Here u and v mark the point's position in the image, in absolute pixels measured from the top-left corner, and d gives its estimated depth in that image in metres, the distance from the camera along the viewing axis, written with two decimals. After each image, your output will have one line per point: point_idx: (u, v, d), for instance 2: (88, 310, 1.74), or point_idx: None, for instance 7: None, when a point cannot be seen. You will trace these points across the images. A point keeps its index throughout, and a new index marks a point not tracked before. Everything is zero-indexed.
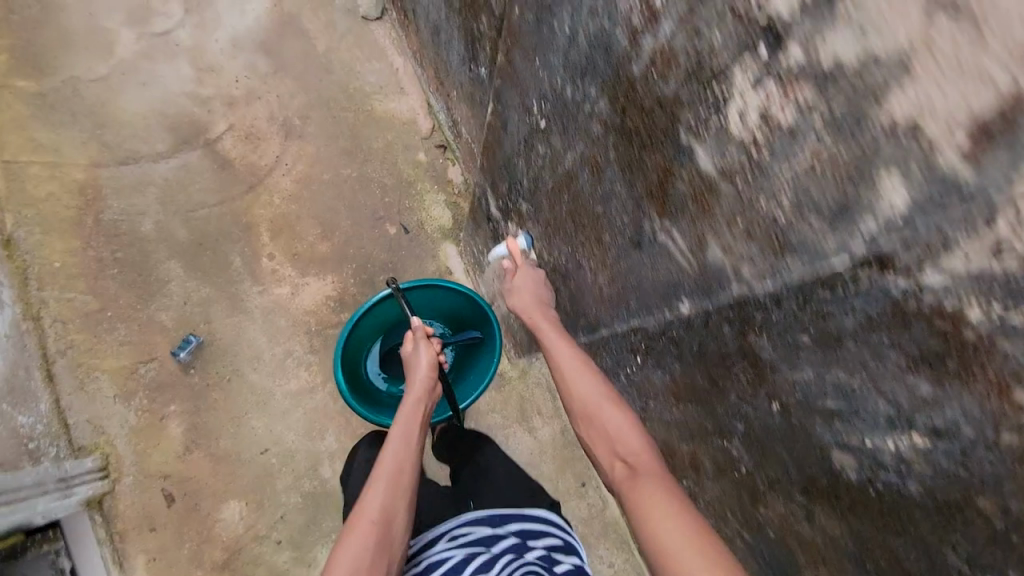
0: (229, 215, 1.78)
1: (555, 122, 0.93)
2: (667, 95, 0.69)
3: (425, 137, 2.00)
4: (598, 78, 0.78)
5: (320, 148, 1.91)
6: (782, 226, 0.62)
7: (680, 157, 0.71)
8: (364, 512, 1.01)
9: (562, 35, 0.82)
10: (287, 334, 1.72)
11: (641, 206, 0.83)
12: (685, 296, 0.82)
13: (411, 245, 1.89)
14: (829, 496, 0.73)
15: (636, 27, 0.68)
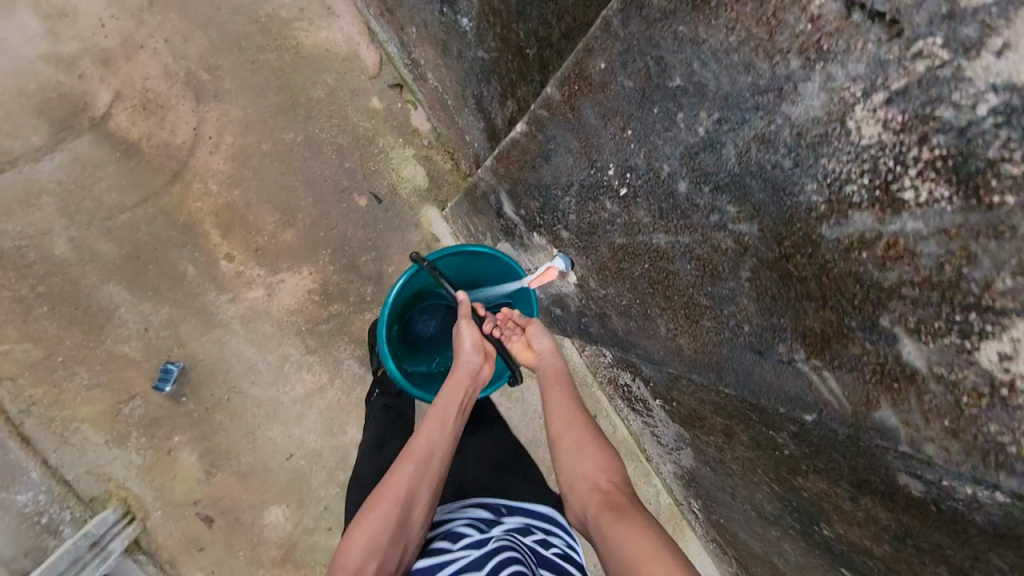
0: (159, 215, 1.49)
1: (647, 200, 0.94)
2: (877, 280, 0.69)
3: (374, 76, 1.64)
4: (752, 204, 0.79)
5: (248, 108, 1.55)
6: (1011, 454, 0.61)
7: (871, 334, 0.71)
8: (388, 491, 0.87)
9: (693, 131, 0.84)
10: (275, 339, 1.56)
11: (775, 328, 0.82)
12: (819, 412, 0.80)
13: (388, 216, 1.65)
14: (884, 497, 0.78)
15: (828, 185, 0.70)
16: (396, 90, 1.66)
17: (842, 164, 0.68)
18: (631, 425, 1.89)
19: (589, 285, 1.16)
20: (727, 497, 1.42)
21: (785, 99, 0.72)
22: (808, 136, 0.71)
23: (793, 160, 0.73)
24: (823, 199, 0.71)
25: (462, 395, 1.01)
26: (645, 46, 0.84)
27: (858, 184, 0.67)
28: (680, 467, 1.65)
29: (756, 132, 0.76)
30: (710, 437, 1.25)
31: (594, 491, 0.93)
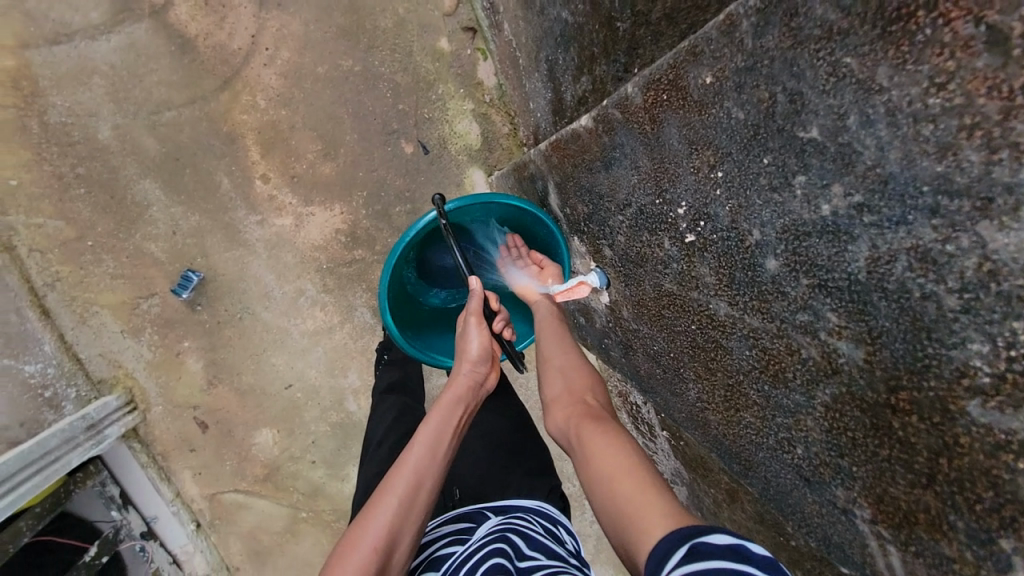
0: (203, 120, 1.46)
1: (721, 263, 0.78)
2: (1019, 496, 0.51)
3: (449, 14, 1.51)
4: (870, 332, 0.61)
5: (310, 24, 1.45)
6: None
7: (981, 552, 0.56)
8: (367, 534, 0.73)
9: (812, 206, 0.63)
10: (295, 270, 1.53)
11: (835, 466, 0.70)
12: (847, 562, 0.75)
13: (431, 170, 1.55)
14: None
15: (1002, 353, 0.50)
16: (468, 33, 1.52)
17: None
18: None
19: (620, 312, 1.09)
20: None
21: (995, 220, 0.48)
22: (1002, 284, 0.48)
23: (963, 303, 0.52)
24: (989, 369, 0.51)
25: (460, 412, 0.91)
26: (783, 70, 0.62)
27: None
28: None
29: (914, 242, 0.54)
30: (711, 489, 1.15)
31: (578, 405, 0.88)
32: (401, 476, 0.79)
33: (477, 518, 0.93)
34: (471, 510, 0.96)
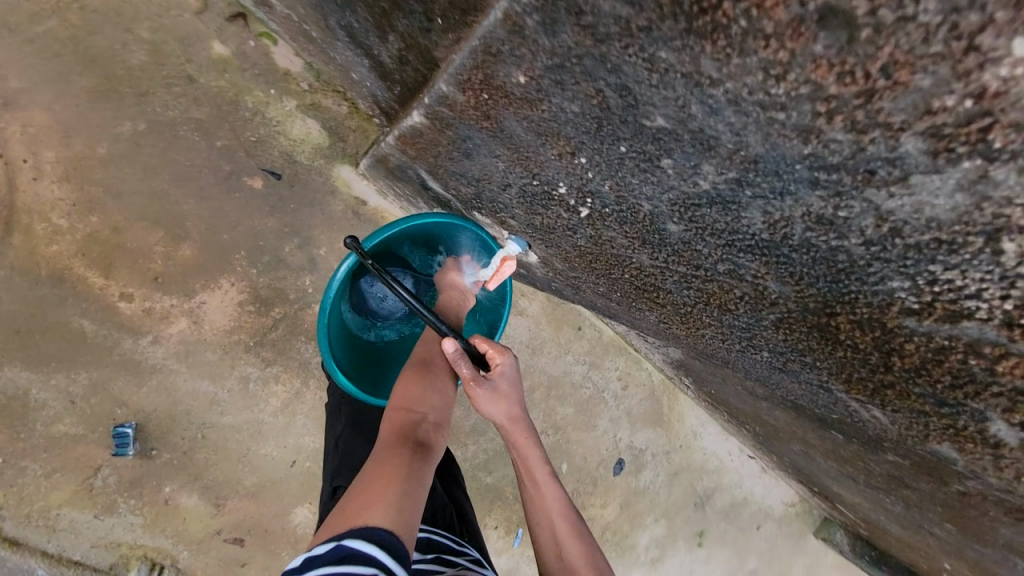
0: (15, 273, 1.20)
1: (630, 229, 0.88)
2: (962, 364, 0.70)
3: (202, 9, 1.22)
4: (761, 257, 0.76)
5: (54, 104, 1.17)
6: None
7: (945, 403, 0.77)
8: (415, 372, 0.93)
9: (695, 185, 0.72)
10: (226, 364, 1.40)
11: (803, 361, 0.90)
12: (824, 400, 0.98)
13: (296, 192, 1.36)
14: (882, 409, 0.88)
15: (925, 287, 0.64)
16: (239, 21, 1.25)
17: (949, 271, 0.61)
18: (615, 325, 1.92)
19: (554, 264, 1.15)
20: (718, 379, 1.51)
21: (866, 181, 0.59)
22: (911, 237, 0.61)
23: (872, 252, 0.65)
24: (914, 298, 0.66)
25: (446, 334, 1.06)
26: (597, 75, 0.66)
27: (968, 298, 0.62)
28: (670, 357, 1.72)
29: (807, 209, 0.66)
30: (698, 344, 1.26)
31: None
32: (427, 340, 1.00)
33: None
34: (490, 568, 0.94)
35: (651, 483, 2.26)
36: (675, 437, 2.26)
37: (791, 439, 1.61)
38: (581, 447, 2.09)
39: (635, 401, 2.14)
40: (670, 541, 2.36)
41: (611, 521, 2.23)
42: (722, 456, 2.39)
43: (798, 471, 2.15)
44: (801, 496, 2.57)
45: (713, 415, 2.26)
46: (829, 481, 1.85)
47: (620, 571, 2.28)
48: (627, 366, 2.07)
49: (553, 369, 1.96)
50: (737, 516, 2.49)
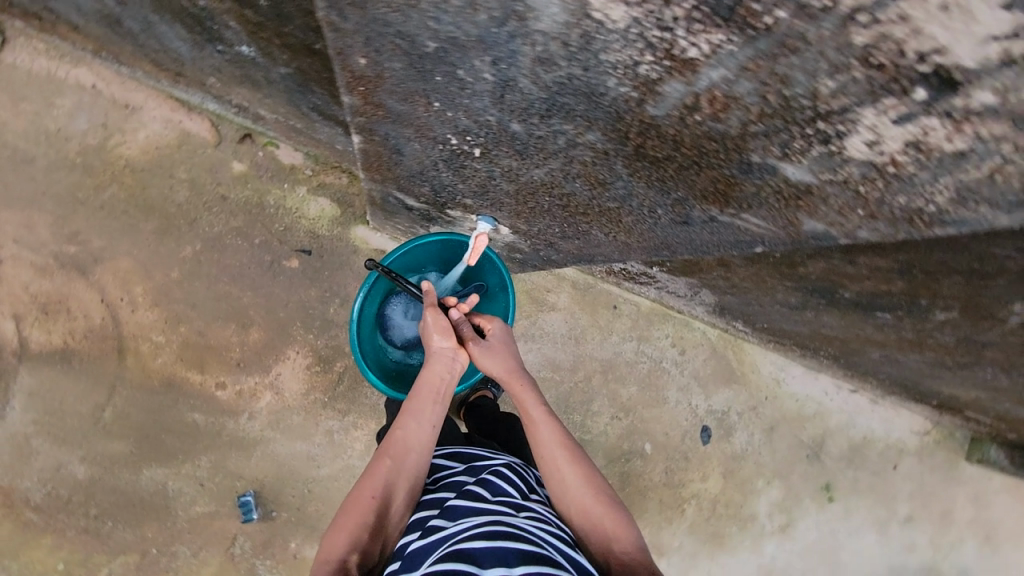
0: (136, 389, 1.49)
1: (495, 149, 0.79)
2: (730, 130, 0.60)
3: (218, 141, 1.52)
4: (571, 116, 0.66)
5: (132, 250, 1.48)
6: (935, 212, 0.59)
7: (754, 174, 0.65)
8: (391, 445, 0.91)
9: (480, 80, 0.65)
10: (310, 423, 1.59)
11: (681, 202, 0.77)
12: (764, 245, 0.80)
13: (326, 260, 1.59)
14: (898, 270, 0.84)
15: (633, 74, 0.57)
16: (247, 140, 1.54)
17: (622, 52, 0.54)
18: (648, 294, 1.93)
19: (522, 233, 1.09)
20: (758, 306, 1.49)
21: (521, 23, 0.54)
22: (575, 41, 0.54)
23: (581, 65, 0.57)
24: (630, 87, 0.59)
25: (439, 387, 0.98)
26: (380, 30, 0.62)
27: (645, 61, 0.54)
28: (708, 303, 1.70)
29: (534, 49, 0.57)
30: (712, 273, 1.27)
31: (576, 498, 0.90)
32: (414, 395, 0.96)
33: (531, 487, 0.94)
34: (527, 477, 0.98)
35: (748, 443, 2.15)
36: (756, 390, 2.16)
37: (866, 347, 1.51)
38: (659, 423, 2.05)
39: (699, 363, 2.09)
40: (794, 501, 2.19)
41: (720, 495, 2.12)
42: (819, 397, 2.23)
43: (903, 387, 1.96)
44: (931, 420, 2.30)
45: (789, 356, 2.14)
46: (937, 383, 1.68)
47: (749, 545, 2.14)
48: (676, 330, 2.06)
49: (604, 354, 1.99)
50: (858, 457, 2.27)
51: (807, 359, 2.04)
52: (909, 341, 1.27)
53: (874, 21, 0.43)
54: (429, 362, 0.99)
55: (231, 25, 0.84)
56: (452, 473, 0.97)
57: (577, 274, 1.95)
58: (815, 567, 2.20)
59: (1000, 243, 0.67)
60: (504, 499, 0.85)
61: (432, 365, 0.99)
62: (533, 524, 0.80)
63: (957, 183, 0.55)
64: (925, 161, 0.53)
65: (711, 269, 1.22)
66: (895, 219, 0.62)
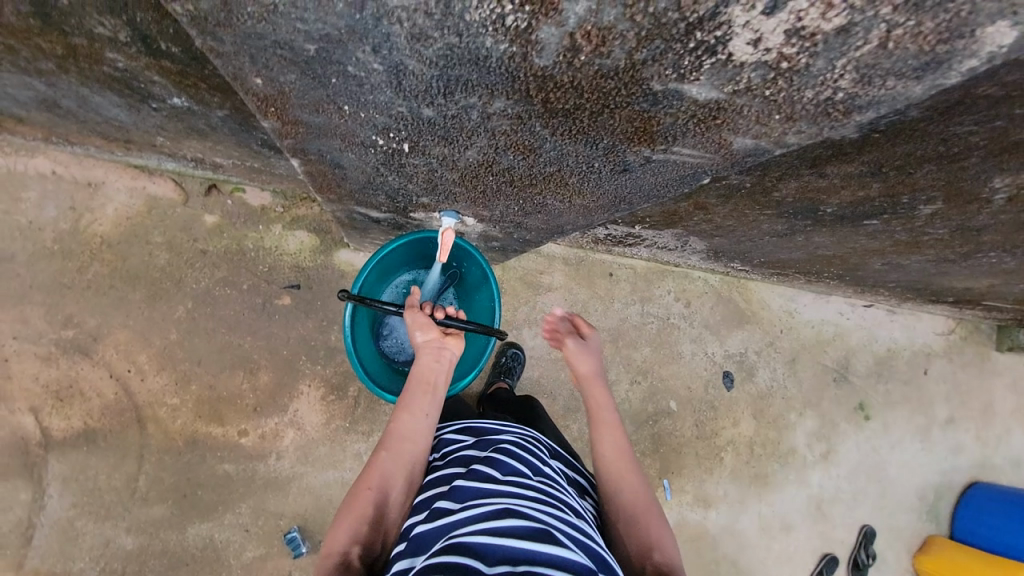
0: (163, 453, 1.52)
1: (418, 139, 0.74)
2: (628, 62, 0.54)
3: (185, 198, 1.54)
4: (474, 87, 0.60)
5: (128, 321, 1.51)
6: (842, 98, 0.58)
7: (662, 104, 0.60)
8: (389, 436, 0.95)
9: (371, 72, 0.60)
10: (336, 450, 1.61)
11: (613, 150, 0.71)
12: (708, 174, 0.76)
13: (317, 290, 1.60)
14: (869, 172, 0.83)
15: (509, 29, 0.52)
16: (213, 191, 1.55)
17: (483, 8, 0.50)
18: (641, 255, 1.92)
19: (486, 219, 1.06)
20: (749, 242, 1.47)
21: (378, 3, 0.51)
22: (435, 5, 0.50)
23: (454, 31, 0.53)
24: (511, 43, 0.53)
25: (431, 379, 1.01)
26: (258, 44, 0.58)
27: (509, 10, 0.50)
28: (700, 251, 1.69)
29: (403, 23, 0.53)
30: (693, 218, 1.26)
31: (625, 499, 0.98)
32: (407, 388, 1.00)
33: (539, 467, 0.94)
34: (535, 452, 0.98)
35: (773, 380, 2.14)
36: (769, 326, 2.14)
37: (867, 258, 1.49)
38: (680, 379, 2.04)
39: (706, 312, 2.07)
40: (830, 427, 2.18)
41: (756, 437, 2.11)
42: (835, 319, 2.20)
43: (916, 291, 1.93)
44: (953, 318, 2.27)
45: (795, 286, 2.11)
46: (948, 279, 1.65)
47: (794, 480, 2.13)
48: (678, 283, 2.04)
49: (610, 323, 1.98)
50: (886, 370, 2.24)
51: (814, 284, 2.02)
52: (906, 243, 1.25)
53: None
54: (419, 357, 1.03)
55: (156, 80, 0.84)
56: (460, 447, 0.98)
57: (566, 250, 1.94)
58: (866, 488, 2.18)
59: (958, 119, 0.66)
60: (512, 481, 0.86)
61: (422, 361, 1.03)
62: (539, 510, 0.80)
63: (854, 61, 0.53)
64: (813, 48, 0.51)
65: (690, 214, 1.21)
66: (812, 115, 0.60)
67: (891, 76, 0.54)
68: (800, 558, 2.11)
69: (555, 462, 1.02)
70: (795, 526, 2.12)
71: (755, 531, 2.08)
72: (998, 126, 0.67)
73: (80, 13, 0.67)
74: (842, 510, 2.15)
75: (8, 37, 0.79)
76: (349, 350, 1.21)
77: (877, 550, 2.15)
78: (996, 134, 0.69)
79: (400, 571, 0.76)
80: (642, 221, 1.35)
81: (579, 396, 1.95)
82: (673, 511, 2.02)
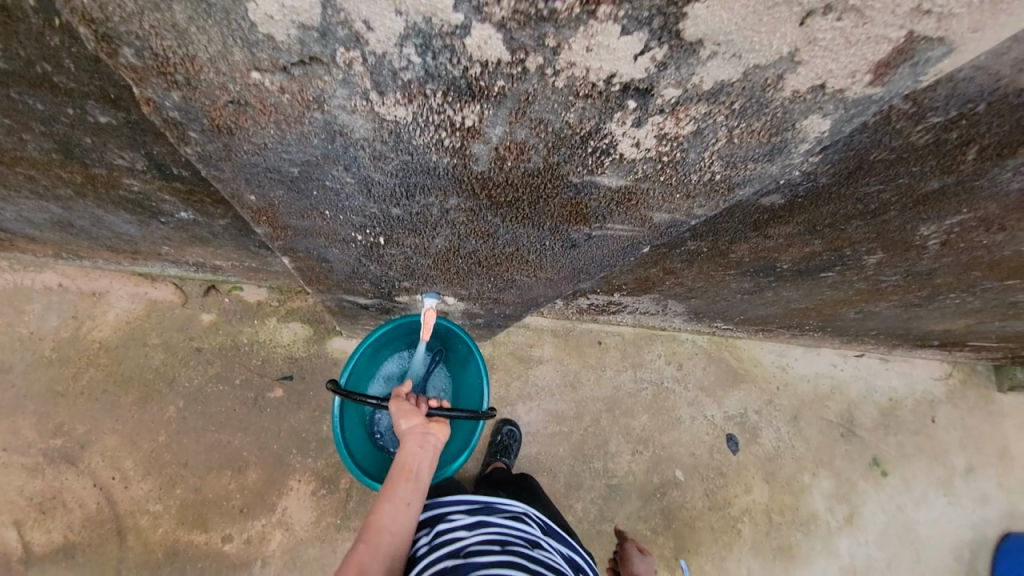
0: (142, 568, 1.42)
1: (390, 233, 0.83)
2: (552, 164, 0.64)
3: (184, 300, 1.61)
4: (429, 190, 0.70)
5: (118, 424, 1.50)
6: (723, 178, 0.67)
7: (584, 192, 0.70)
8: (372, 529, 0.89)
9: (344, 184, 0.70)
10: (329, 551, 1.52)
11: (560, 231, 0.81)
12: (648, 244, 0.85)
13: (310, 379, 1.62)
14: (807, 230, 0.92)
15: (450, 146, 0.61)
16: (211, 291, 1.63)
17: (427, 134, 0.59)
18: (627, 321, 1.97)
19: (465, 297, 1.13)
20: (724, 301, 1.54)
21: (345, 136, 0.60)
22: (383, 135, 0.59)
23: (404, 151, 0.62)
24: (450, 155, 0.62)
25: (417, 466, 1.00)
26: (251, 170, 0.67)
27: (446, 136, 0.59)
28: (682, 313, 1.75)
29: (364, 149, 0.62)
30: (666, 282, 1.34)
31: None
32: (392, 475, 0.97)
33: (534, 546, 0.92)
34: (528, 531, 0.96)
35: (778, 439, 2.08)
36: (765, 383, 2.13)
37: (841, 308, 1.55)
38: (683, 446, 1.99)
39: (699, 373, 2.08)
40: (848, 486, 2.08)
41: (772, 503, 2.00)
42: (830, 371, 2.20)
43: (901, 337, 1.97)
44: (946, 362, 2.28)
45: (784, 340, 2.15)
46: (924, 323, 1.70)
47: (821, 549, 1.98)
48: (667, 347, 2.07)
49: (605, 392, 1.98)
50: (892, 420, 2.20)
51: (801, 337, 2.06)
52: (868, 291, 1.32)
53: (558, 71, 0.50)
54: (405, 443, 1.02)
55: (164, 198, 0.95)
56: (452, 528, 0.95)
57: (555, 322, 2.00)
58: (899, 552, 2.03)
59: (864, 182, 0.76)
60: (506, 561, 0.83)
61: (407, 448, 1.02)
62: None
63: (718, 152, 0.62)
64: (680, 144, 0.60)
65: (661, 278, 1.29)
66: (706, 192, 0.70)
67: (749, 159, 0.64)
68: None
69: (549, 541, 1.00)
70: None
71: None
72: (902, 184, 0.77)
73: (102, 149, 0.79)
74: None
75: (35, 170, 0.91)
76: (337, 441, 1.21)
77: None
78: (905, 190, 0.79)
79: None
80: (620, 287, 1.42)
81: (580, 471, 1.88)
82: None
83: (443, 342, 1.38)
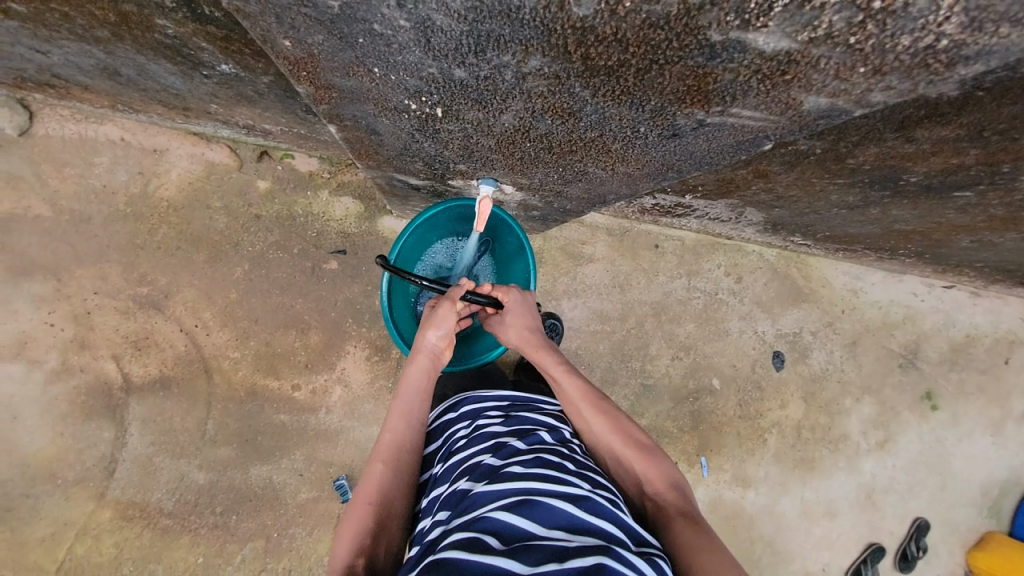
0: (226, 400, 1.65)
1: (450, 103, 0.72)
2: (686, 7, 0.48)
3: (239, 166, 1.61)
4: (508, 45, 0.57)
5: (193, 279, 1.62)
6: (942, 48, 0.50)
7: (720, 57, 0.54)
8: (384, 444, 0.98)
9: (399, 30, 0.57)
10: (381, 407, 1.69)
11: (661, 113, 0.66)
12: (772, 138, 0.70)
13: (362, 255, 1.65)
14: (964, 138, 0.73)
15: None
16: (265, 158, 1.61)
17: None
18: (690, 227, 1.82)
19: (525, 188, 1.03)
20: (812, 214, 1.35)
21: None
22: None
23: None
24: None
25: (425, 383, 1.07)
26: (281, 3, 0.56)
27: None
28: (756, 223, 1.57)
29: None
30: (753, 188, 1.16)
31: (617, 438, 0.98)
32: (401, 394, 1.04)
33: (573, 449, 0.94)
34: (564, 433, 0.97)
35: (828, 362, 2.00)
36: (829, 305, 1.98)
37: (954, 235, 1.32)
38: (725, 357, 1.96)
39: (759, 288, 1.95)
40: (891, 414, 2.03)
41: (804, 420, 2.01)
42: (906, 300, 2.01)
43: (1007, 272, 1.72)
44: None
45: (863, 262, 1.94)
46: None
47: (844, 466, 2.02)
48: (729, 256, 1.93)
49: (653, 296, 1.91)
50: (962, 357, 2.04)
51: (885, 260, 1.84)
52: (1002, 218, 1.10)
53: None
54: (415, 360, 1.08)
55: (202, 48, 0.86)
56: (489, 424, 0.99)
57: (610, 220, 1.88)
58: (925, 480, 2.04)
59: None
60: (533, 458, 0.86)
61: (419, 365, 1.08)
62: (554, 486, 0.80)
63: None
64: None
65: (749, 183, 1.11)
66: (907, 68, 0.53)
67: (1006, 20, 0.46)
68: (846, 546, 2.01)
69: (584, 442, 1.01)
70: (845, 513, 2.01)
71: (798, 514, 2.00)
72: None
73: None
74: (895, 500, 2.03)
75: (65, 6, 0.83)
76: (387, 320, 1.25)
77: (931, 543, 2.03)
78: None
79: (433, 536, 0.78)
80: (694, 189, 1.26)
81: (617, 369, 1.91)
82: (710, 489, 1.97)
83: (494, 232, 1.33)
